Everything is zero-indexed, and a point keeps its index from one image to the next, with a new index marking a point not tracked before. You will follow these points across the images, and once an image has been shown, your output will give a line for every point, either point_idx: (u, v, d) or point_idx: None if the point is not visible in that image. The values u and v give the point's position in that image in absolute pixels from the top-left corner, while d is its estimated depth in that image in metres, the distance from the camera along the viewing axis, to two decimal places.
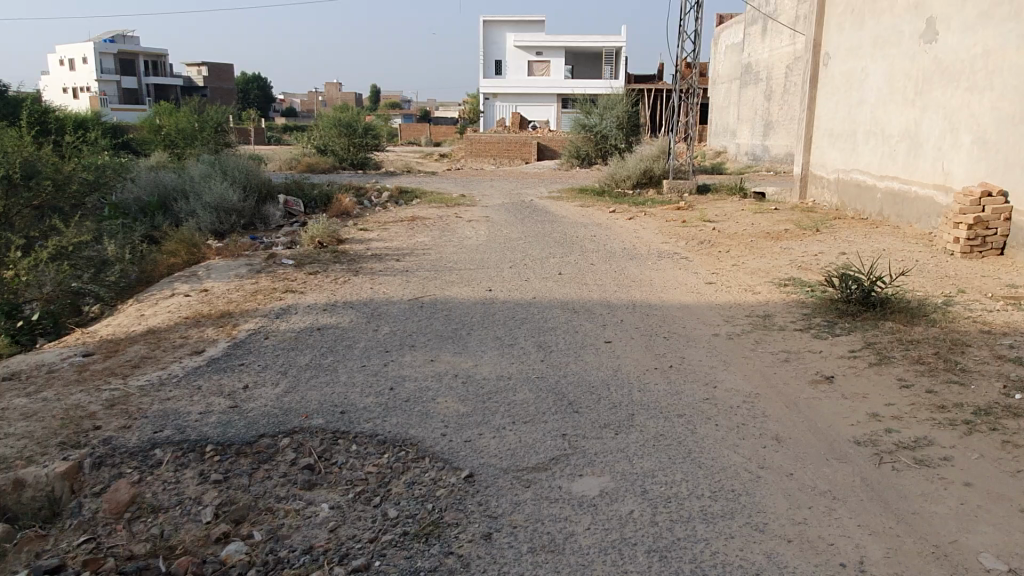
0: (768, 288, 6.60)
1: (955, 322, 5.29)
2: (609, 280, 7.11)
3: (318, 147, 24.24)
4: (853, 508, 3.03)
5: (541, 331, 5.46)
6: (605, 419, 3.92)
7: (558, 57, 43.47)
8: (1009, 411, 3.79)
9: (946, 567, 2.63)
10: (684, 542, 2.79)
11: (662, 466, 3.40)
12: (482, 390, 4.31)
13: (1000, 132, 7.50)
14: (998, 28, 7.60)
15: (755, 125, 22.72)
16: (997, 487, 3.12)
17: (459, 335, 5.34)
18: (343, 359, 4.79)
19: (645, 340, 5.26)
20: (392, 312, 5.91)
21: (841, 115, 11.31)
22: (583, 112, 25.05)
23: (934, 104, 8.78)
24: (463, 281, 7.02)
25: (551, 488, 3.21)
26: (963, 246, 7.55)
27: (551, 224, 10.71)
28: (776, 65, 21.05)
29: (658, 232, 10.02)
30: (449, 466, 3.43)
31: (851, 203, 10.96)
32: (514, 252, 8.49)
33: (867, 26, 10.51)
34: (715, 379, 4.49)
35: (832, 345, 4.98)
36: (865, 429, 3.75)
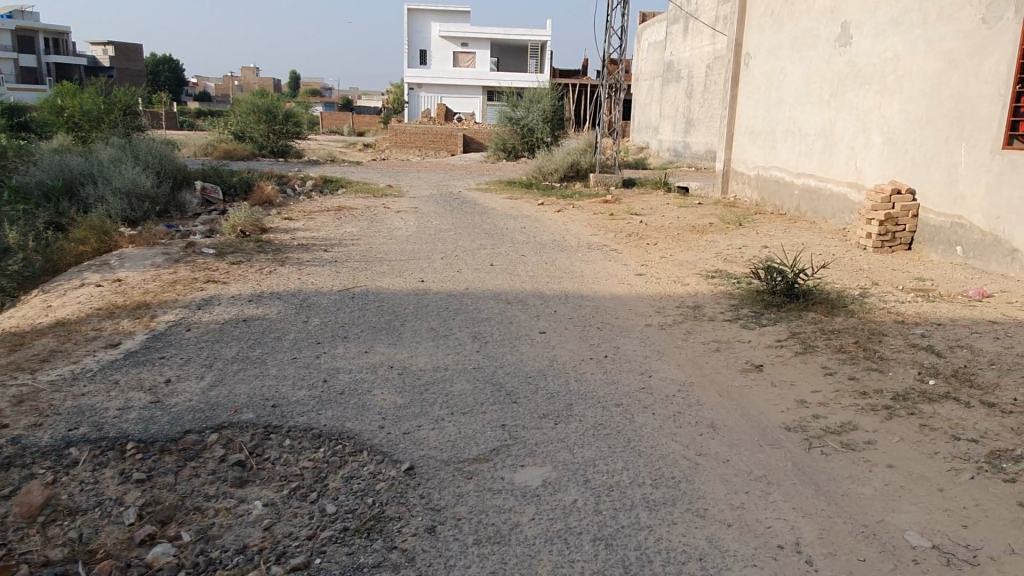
0: (696, 280, 6.76)
1: (871, 312, 5.55)
2: (540, 271, 7.12)
3: (235, 134, 23.40)
4: (787, 492, 3.12)
5: (475, 322, 5.41)
6: (543, 409, 3.91)
7: (483, 49, 43.38)
8: (925, 395, 4.00)
9: (876, 545, 2.74)
10: (628, 530, 2.80)
11: (602, 455, 3.41)
12: (419, 382, 4.24)
13: (909, 133, 7.93)
14: (906, 34, 8.02)
15: (676, 122, 23.29)
16: (918, 468, 3.28)
17: (393, 327, 5.24)
18: (272, 352, 4.61)
19: (579, 330, 5.29)
20: (322, 303, 5.73)
21: (761, 114, 11.69)
22: (509, 105, 25.08)
23: (848, 105, 9.19)
24: (394, 272, 6.90)
25: (493, 479, 3.18)
26: (875, 241, 7.90)
27: (480, 215, 10.67)
28: (697, 64, 21.64)
29: (586, 224, 10.10)
30: (388, 459, 3.34)
31: (771, 199, 11.36)
32: (445, 243, 8.40)
33: (785, 28, 10.90)
34: (650, 368, 4.56)
35: (760, 335, 5.13)
36: (795, 415, 3.88)
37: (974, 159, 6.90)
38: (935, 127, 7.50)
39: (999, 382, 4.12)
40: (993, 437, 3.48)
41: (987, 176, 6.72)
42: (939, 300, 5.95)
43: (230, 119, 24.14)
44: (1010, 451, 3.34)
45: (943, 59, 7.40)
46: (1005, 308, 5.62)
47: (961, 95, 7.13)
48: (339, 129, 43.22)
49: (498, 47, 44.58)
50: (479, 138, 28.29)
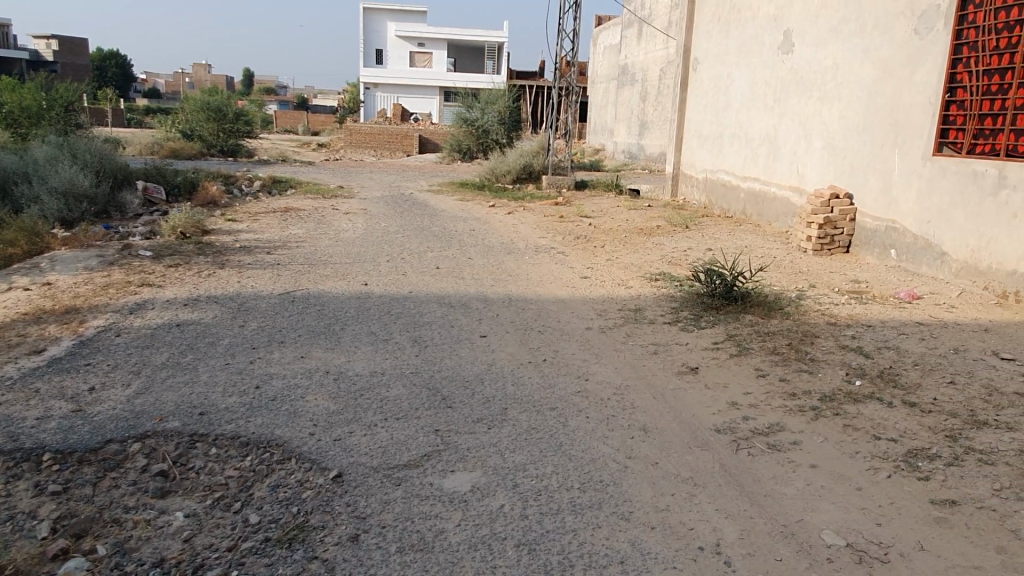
0: (639, 283, 6.83)
1: (806, 314, 5.68)
2: (486, 274, 7.13)
3: (183, 132, 22.88)
4: (712, 493, 3.17)
5: (416, 326, 5.39)
6: (477, 414, 3.91)
7: (440, 49, 43.30)
8: (850, 396, 4.11)
9: (793, 545, 2.80)
10: (553, 534, 2.82)
11: (533, 459, 3.42)
12: (354, 387, 4.19)
13: (847, 139, 8.13)
14: (845, 43, 8.23)
15: (631, 125, 23.55)
16: (840, 468, 3.36)
17: (333, 331, 5.18)
18: (205, 357, 4.51)
19: (520, 334, 5.31)
20: (261, 307, 5.64)
21: (709, 118, 11.88)
22: (464, 106, 25.00)
23: (791, 111, 9.39)
24: (338, 274, 6.83)
25: (421, 485, 3.16)
26: (815, 244, 8.07)
27: (430, 217, 10.63)
28: (651, 67, 21.90)
29: (535, 226, 10.14)
30: (316, 467, 3.30)
31: (718, 202, 11.55)
32: (392, 245, 8.34)
33: (731, 35, 11.10)
34: (587, 371, 4.59)
35: (697, 338, 5.22)
36: (725, 417, 3.95)
37: (907, 165, 7.11)
38: (871, 134, 7.72)
39: (920, 382, 4.26)
40: (911, 437, 3.59)
41: (919, 182, 6.93)
42: (872, 301, 6.12)
43: (178, 117, 23.59)
44: (926, 449, 3.45)
45: (879, 68, 7.61)
46: (933, 310, 5.81)
47: (896, 103, 7.34)
48: (293, 128, 42.62)
49: (455, 48, 44.55)
50: (434, 138, 28.19)
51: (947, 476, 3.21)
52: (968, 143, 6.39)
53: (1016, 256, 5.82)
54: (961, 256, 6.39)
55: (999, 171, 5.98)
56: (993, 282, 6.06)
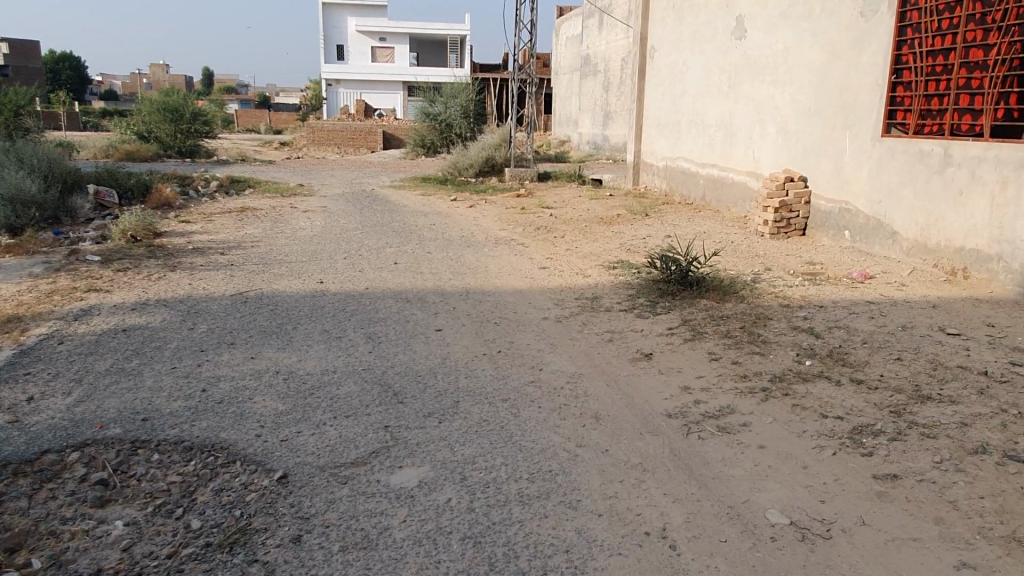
0: (598, 272, 6.84)
1: (760, 297, 5.73)
2: (445, 268, 7.08)
3: (139, 134, 22.40)
4: (660, 478, 3.18)
5: (371, 322, 5.33)
6: (428, 408, 3.87)
7: (402, 43, 42.93)
8: (800, 376, 4.14)
9: (738, 525, 2.81)
10: (499, 526, 2.80)
11: (483, 451, 3.40)
12: (303, 387, 4.13)
13: (799, 122, 8.21)
14: (794, 27, 8.31)
15: (595, 115, 23.57)
16: (786, 446, 3.39)
17: (284, 330, 5.10)
18: (150, 362, 4.41)
19: (476, 326, 5.28)
20: (212, 309, 5.54)
21: (666, 106, 11.92)
22: (427, 100, 24.88)
23: (744, 97, 9.47)
24: (293, 274, 6.73)
25: (368, 483, 3.12)
26: (772, 228, 8.14)
27: (390, 213, 10.54)
28: (613, 56, 21.93)
29: (496, 219, 10.11)
30: (261, 469, 3.24)
31: (678, 189, 11.61)
32: (350, 243, 8.24)
33: (686, 22, 11.13)
34: (541, 362, 4.58)
35: (652, 324, 5.23)
36: (677, 402, 3.96)
37: (857, 148, 7.21)
38: (822, 117, 7.81)
39: (869, 359, 4.32)
40: (857, 413, 3.64)
41: (869, 163, 7.03)
42: (826, 282, 6.19)
43: (134, 119, 23.07)
44: (870, 425, 3.50)
45: (827, 51, 7.69)
46: (884, 288, 5.90)
47: (845, 86, 7.43)
48: (255, 127, 42.01)
49: (417, 42, 44.23)
50: (398, 134, 27.98)
51: (890, 451, 3.26)
52: (915, 124, 6.48)
53: (962, 233, 5.93)
54: (911, 234, 6.50)
55: (944, 149, 6.08)
56: (942, 259, 6.15)
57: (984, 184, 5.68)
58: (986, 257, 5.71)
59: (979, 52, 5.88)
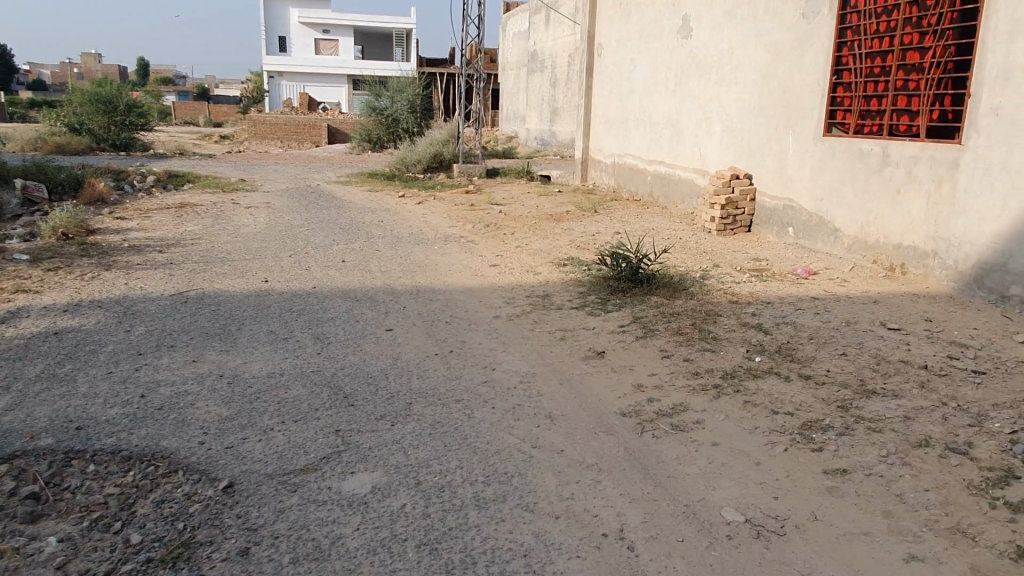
0: (548, 269, 6.82)
1: (709, 294, 5.80)
2: (394, 266, 6.97)
3: (70, 126, 21.44)
4: (616, 478, 3.17)
5: (319, 322, 5.19)
6: (380, 411, 3.78)
7: (347, 36, 42.25)
8: (750, 372, 4.20)
9: (695, 524, 2.82)
10: (455, 531, 2.74)
11: (437, 454, 3.34)
12: (249, 390, 3.99)
13: (744, 120, 8.35)
14: (738, 27, 8.44)
15: (542, 111, 23.62)
16: (739, 443, 3.42)
17: (228, 332, 4.93)
18: (84, 367, 4.20)
19: (427, 325, 5.20)
20: (150, 310, 5.31)
21: (614, 104, 11.99)
22: (373, 94, 24.53)
23: (691, 95, 9.60)
24: (236, 272, 6.52)
25: (318, 490, 3.02)
26: (718, 224, 8.27)
27: (336, 209, 10.33)
28: (560, 53, 22.00)
29: (445, 215, 10.01)
30: (205, 478, 3.10)
31: (626, 185, 11.70)
32: (296, 240, 8.04)
33: (633, 20, 11.22)
34: (494, 361, 4.53)
35: (604, 322, 5.24)
36: (630, 400, 3.96)
37: (799, 147, 7.37)
38: (766, 116, 7.96)
39: (815, 354, 4.41)
40: (806, 409, 3.70)
41: (811, 162, 7.19)
42: (771, 278, 6.30)
43: (64, 110, 22.08)
44: (819, 421, 3.57)
45: (770, 51, 7.84)
46: (827, 284, 6.03)
47: (788, 86, 7.58)
48: (193, 120, 40.77)
49: (362, 35, 43.60)
50: (343, 128, 27.52)
51: (839, 446, 3.32)
52: (856, 124, 6.66)
53: (900, 230, 6.11)
54: (852, 232, 6.67)
55: (883, 149, 6.25)
56: (882, 256, 6.33)
57: (920, 182, 5.86)
58: (922, 254, 5.91)
59: (916, 54, 6.05)
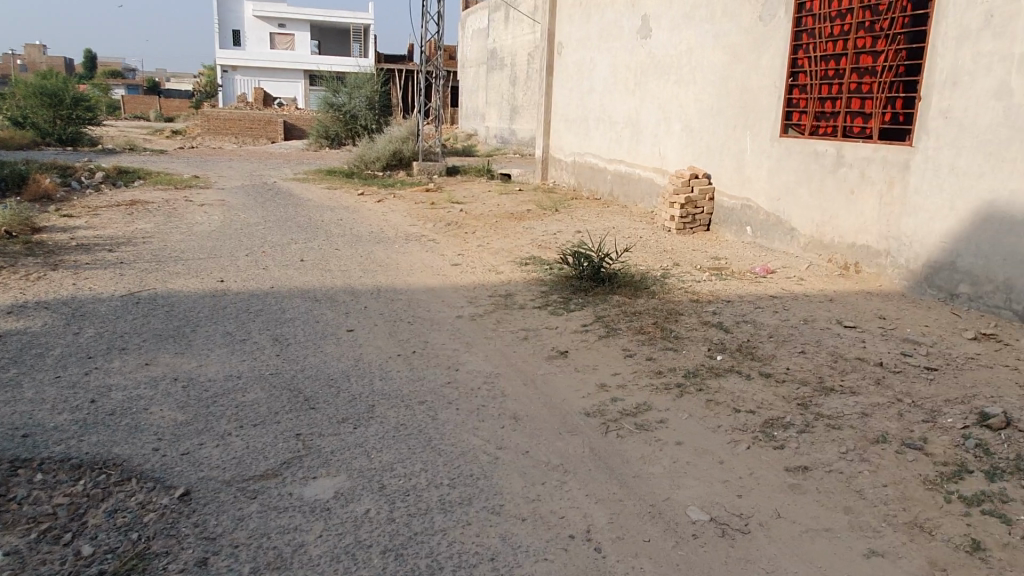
0: (510, 268, 6.80)
1: (670, 293, 5.85)
2: (354, 265, 6.87)
3: (13, 119, 20.68)
4: (582, 479, 3.16)
5: (278, 323, 5.09)
6: (342, 413, 3.71)
7: (303, 30, 41.61)
8: (712, 371, 4.24)
9: (660, 524, 2.83)
10: (421, 536, 2.70)
11: (401, 457, 3.29)
12: (206, 394, 3.88)
13: (703, 121, 8.45)
14: (697, 28, 8.53)
15: (502, 109, 23.58)
16: (702, 442, 3.45)
17: (182, 333, 4.79)
18: (30, 371, 4.03)
19: (389, 325, 5.13)
20: (100, 311, 5.14)
21: (575, 103, 12.03)
22: (330, 90, 24.19)
23: (650, 95, 9.67)
24: (190, 272, 6.34)
25: (279, 496, 2.95)
26: (678, 223, 8.35)
27: (294, 207, 10.15)
28: (519, 51, 22.00)
29: (405, 214, 9.91)
30: (160, 486, 3.00)
31: (586, 184, 11.75)
32: (252, 238, 7.87)
33: (593, 20, 11.27)
34: (458, 361, 4.49)
35: (567, 321, 5.24)
36: (595, 400, 3.96)
37: (757, 147, 7.49)
38: (724, 117, 8.06)
39: (775, 353, 4.47)
40: (767, 407, 3.75)
41: (768, 162, 7.31)
42: (731, 277, 6.39)
43: (7, 103, 21.28)
44: (780, 419, 3.61)
45: (728, 53, 7.94)
46: (785, 283, 6.13)
47: (745, 87, 7.69)
48: (144, 114, 39.69)
49: (319, 30, 42.97)
50: (300, 124, 27.09)
51: (799, 443, 3.37)
52: (811, 125, 6.78)
53: (854, 230, 6.25)
54: (808, 231, 6.80)
55: (837, 150, 6.38)
56: (837, 255, 6.47)
57: (873, 183, 6.00)
58: (875, 253, 6.05)
59: (868, 58, 6.18)
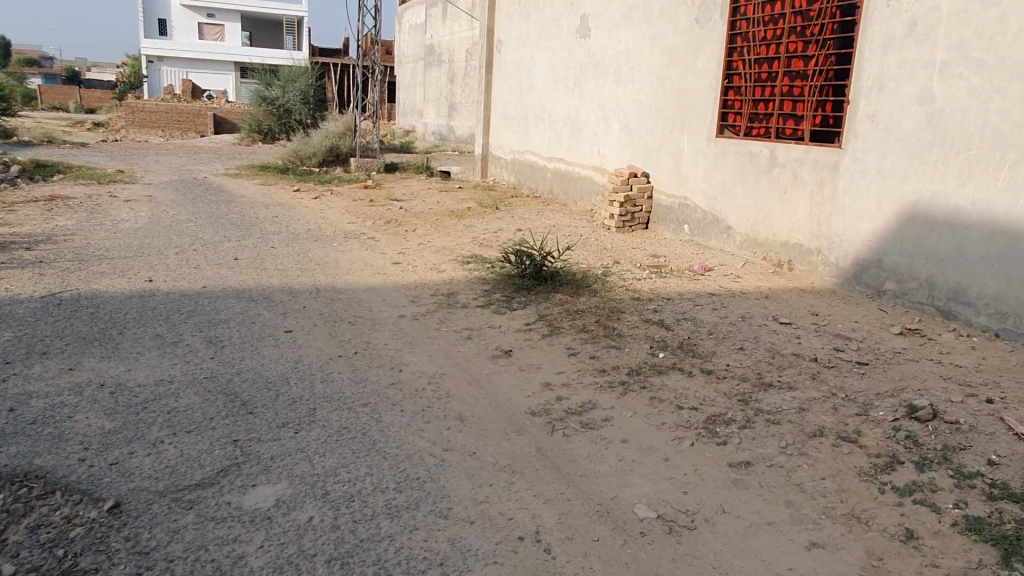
0: (452, 267, 6.74)
1: (612, 291, 5.90)
2: (291, 264, 6.68)
3: None
4: (530, 479, 3.14)
5: (211, 324, 4.90)
6: (282, 418, 3.60)
7: (233, 21, 40.40)
8: (655, 368, 4.29)
9: (609, 523, 2.84)
10: (367, 543, 2.63)
11: (345, 462, 3.20)
12: (136, 400, 3.70)
13: (641, 120, 8.57)
14: (635, 29, 8.64)
15: (439, 106, 23.42)
16: (647, 440, 3.48)
17: (109, 336, 4.56)
18: None
19: (329, 326, 5.01)
20: (18, 314, 4.85)
21: (514, 101, 12.02)
22: (263, 84, 23.55)
23: (589, 94, 9.75)
24: (116, 271, 6.05)
25: (216, 506, 2.83)
26: (618, 222, 8.43)
27: (226, 203, 9.83)
28: (457, 48, 21.88)
29: (343, 211, 9.72)
30: (88, 499, 2.84)
31: (526, 182, 11.76)
32: (182, 236, 7.57)
33: (532, 18, 11.28)
34: (401, 362, 4.42)
35: (510, 320, 5.22)
36: (540, 399, 3.96)
37: (694, 147, 7.63)
38: (661, 118, 8.19)
39: (715, 349, 4.56)
40: (709, 404, 3.81)
41: (705, 162, 7.46)
42: (670, 275, 6.49)
43: None
44: (722, 415, 3.68)
45: (665, 54, 8.06)
46: (722, 280, 6.27)
47: (682, 88, 7.83)
48: (62, 104, 37.80)
49: (250, 21, 41.80)
50: (231, 117, 26.28)
51: (741, 439, 3.43)
52: (746, 126, 6.95)
53: (787, 229, 6.43)
54: (743, 229, 6.97)
55: (771, 151, 6.55)
56: (771, 253, 6.65)
57: (805, 183, 6.19)
58: (807, 251, 6.24)
59: (800, 62, 6.38)
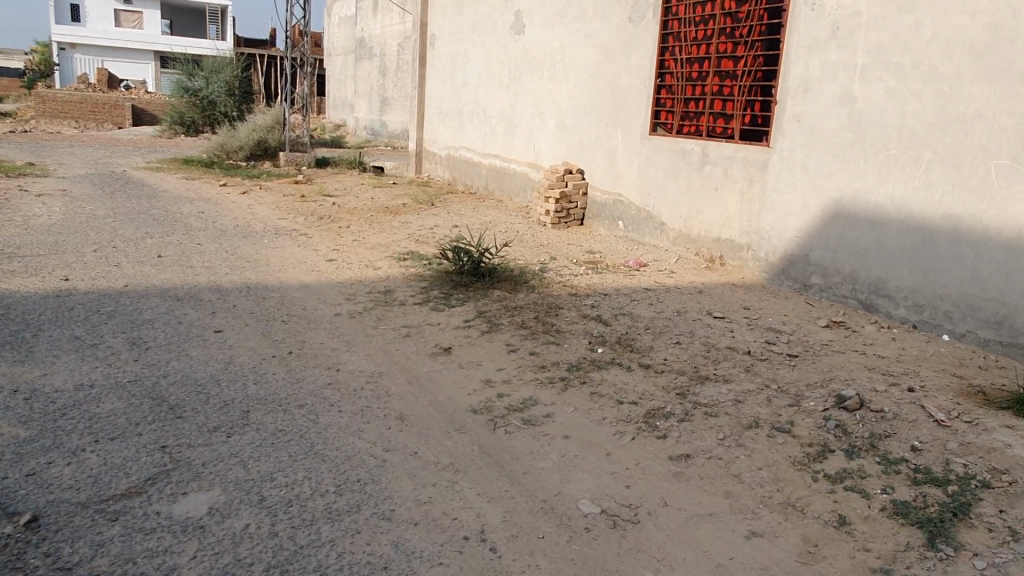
0: (388, 264, 6.63)
1: (550, 287, 5.91)
2: (219, 261, 6.44)
3: None
4: (473, 478, 3.11)
5: (135, 325, 4.67)
6: (213, 421, 3.46)
7: (152, 8, 38.76)
8: (594, 363, 4.32)
9: (553, 519, 2.83)
10: (307, 549, 2.55)
11: (282, 466, 3.10)
12: (53, 406, 3.49)
13: (576, 117, 8.62)
14: (569, 27, 8.69)
15: (371, 100, 23.06)
16: (589, 435, 3.49)
17: (22, 339, 4.29)
18: None
19: (260, 325, 4.84)
20: None
21: (448, 96, 11.93)
22: (185, 74, 22.67)
23: (524, 90, 9.75)
24: (28, 270, 5.70)
25: (144, 517, 2.69)
26: (553, 218, 8.44)
27: (148, 198, 9.40)
28: (389, 41, 21.58)
29: (273, 206, 9.45)
30: (1, 513, 2.65)
31: (461, 178, 11.69)
32: (101, 232, 7.20)
33: (465, 13, 11.21)
34: (338, 361, 4.31)
35: (448, 317, 5.16)
36: (481, 396, 3.93)
37: (628, 144, 7.72)
38: (596, 115, 8.26)
39: (653, 344, 4.63)
40: (648, 397, 3.86)
41: (638, 159, 7.56)
42: (606, 270, 6.56)
43: None
44: (661, 408, 3.73)
45: (599, 52, 8.14)
46: (657, 276, 6.37)
47: (616, 86, 7.92)
48: None
49: (170, 9, 40.19)
50: (152, 109, 25.21)
51: (680, 432, 3.49)
52: (678, 125, 7.08)
53: (719, 225, 6.58)
54: (676, 226, 7.10)
55: (702, 149, 6.69)
56: (703, 248, 6.79)
57: (736, 181, 6.34)
58: (738, 247, 6.40)
59: (729, 62, 6.53)
